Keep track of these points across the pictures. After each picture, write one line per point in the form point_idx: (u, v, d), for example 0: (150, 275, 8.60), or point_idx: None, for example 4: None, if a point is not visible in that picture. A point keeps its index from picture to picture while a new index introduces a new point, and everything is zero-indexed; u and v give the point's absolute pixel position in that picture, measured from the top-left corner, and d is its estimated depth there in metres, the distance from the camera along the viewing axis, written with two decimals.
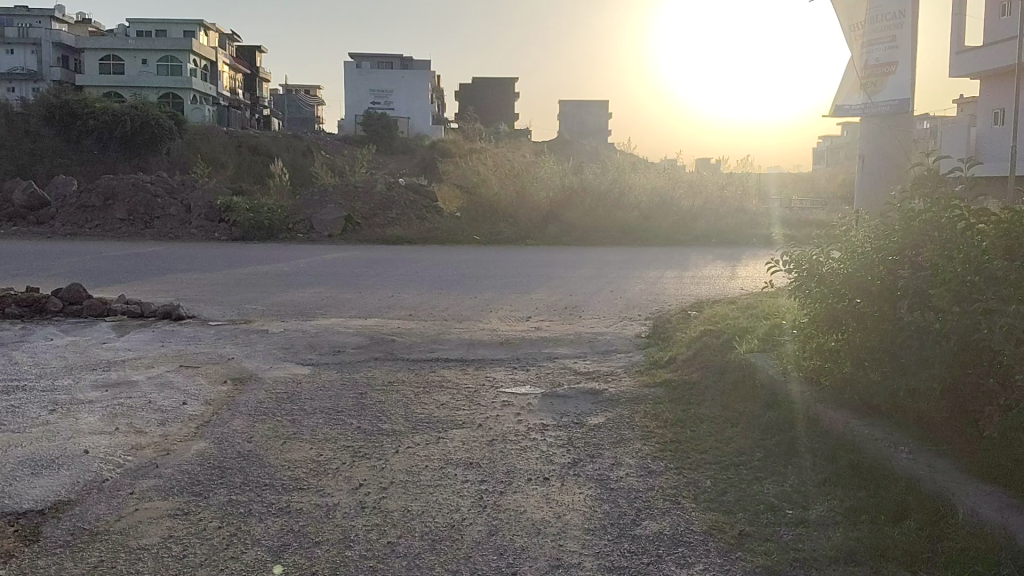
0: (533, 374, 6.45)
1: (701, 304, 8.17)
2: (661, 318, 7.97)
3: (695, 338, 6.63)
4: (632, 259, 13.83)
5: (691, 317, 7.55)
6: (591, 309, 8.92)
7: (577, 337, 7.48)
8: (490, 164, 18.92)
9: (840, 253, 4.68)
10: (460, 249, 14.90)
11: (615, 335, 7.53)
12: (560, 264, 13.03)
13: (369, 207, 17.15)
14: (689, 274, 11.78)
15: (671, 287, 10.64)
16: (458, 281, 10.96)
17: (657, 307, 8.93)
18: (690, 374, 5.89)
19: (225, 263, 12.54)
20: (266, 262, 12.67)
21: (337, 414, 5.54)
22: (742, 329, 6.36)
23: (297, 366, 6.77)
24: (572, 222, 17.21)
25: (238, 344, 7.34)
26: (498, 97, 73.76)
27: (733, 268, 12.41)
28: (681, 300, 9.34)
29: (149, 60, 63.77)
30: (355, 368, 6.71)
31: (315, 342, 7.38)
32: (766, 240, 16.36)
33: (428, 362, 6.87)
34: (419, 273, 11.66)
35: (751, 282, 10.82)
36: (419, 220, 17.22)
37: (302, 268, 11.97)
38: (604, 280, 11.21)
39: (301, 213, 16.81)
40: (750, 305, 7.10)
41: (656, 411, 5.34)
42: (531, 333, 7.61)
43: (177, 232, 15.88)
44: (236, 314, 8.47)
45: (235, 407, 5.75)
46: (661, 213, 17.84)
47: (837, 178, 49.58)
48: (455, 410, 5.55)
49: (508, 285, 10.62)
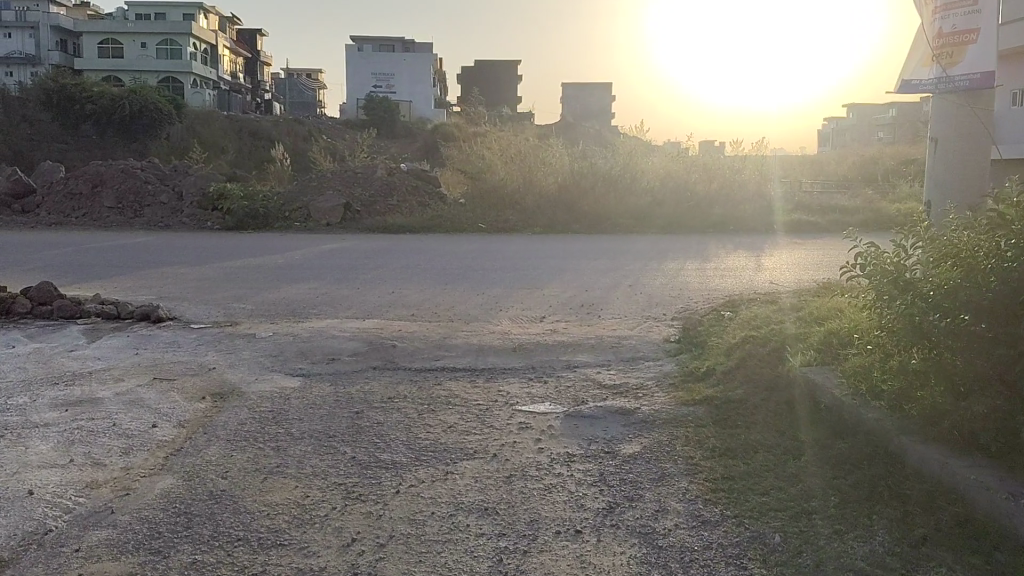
0: (552, 387, 5.69)
1: (736, 304, 7.37)
2: (691, 319, 7.19)
3: (734, 346, 5.84)
4: (647, 248, 13.07)
5: (726, 319, 6.76)
6: (611, 307, 8.14)
7: (599, 341, 6.70)
8: (496, 149, 18.11)
9: (931, 258, 3.91)
10: (466, 238, 14.14)
11: (640, 339, 6.74)
12: (572, 254, 12.28)
13: (369, 194, 16.36)
14: (712, 265, 10.97)
15: (694, 280, 9.85)
16: (465, 275, 10.17)
17: (682, 305, 8.13)
18: (734, 391, 5.12)
19: (216, 255, 11.76)
20: (260, 254, 11.91)
21: (328, 440, 4.79)
22: (791, 337, 5.58)
23: (286, 378, 6.01)
24: (582, 207, 16.42)
25: (220, 351, 6.58)
26: (501, 80, 72.65)
27: (758, 259, 11.59)
28: (708, 296, 8.55)
29: (148, 44, 62.80)
30: (351, 380, 5.94)
31: (307, 347, 6.62)
32: (786, 226, 15.53)
33: (432, 372, 6.10)
34: (422, 266, 10.87)
35: (782, 275, 9.99)
36: (422, 207, 16.42)
37: (298, 261, 11.20)
38: (620, 272, 10.43)
39: (298, 199, 16.02)
40: (795, 308, 6.32)
41: (701, 437, 4.57)
42: (547, 337, 6.84)
43: (167, 222, 15.10)
44: (221, 315, 7.70)
45: (212, 431, 4.99)
46: (676, 198, 17.02)
47: (848, 161, 48.66)
48: (464, 434, 4.78)
49: (518, 279, 9.82)
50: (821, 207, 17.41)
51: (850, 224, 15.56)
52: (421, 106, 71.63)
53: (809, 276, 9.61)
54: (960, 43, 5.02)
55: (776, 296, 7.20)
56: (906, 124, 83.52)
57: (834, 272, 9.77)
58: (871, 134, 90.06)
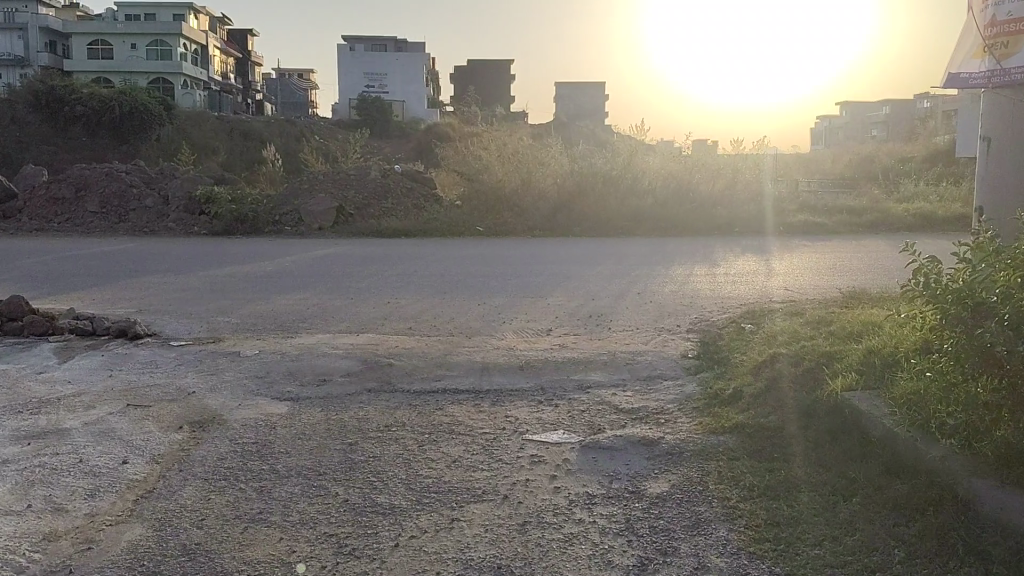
0: (564, 412, 5.20)
1: (756, 316, 6.89)
2: (709, 332, 6.70)
3: (762, 364, 5.37)
4: (651, 252, 12.61)
5: (749, 333, 6.27)
6: (621, 318, 7.64)
7: (612, 357, 6.21)
8: (493, 149, 17.59)
9: (1010, 279, 3.43)
10: (463, 243, 13.65)
11: (656, 355, 6.24)
12: (575, 259, 11.81)
13: (362, 196, 15.84)
14: (723, 271, 10.48)
15: (705, 286, 9.37)
16: (464, 282, 9.68)
17: (697, 316, 7.64)
18: (768, 419, 4.64)
19: (202, 262, 11.24)
20: (249, 261, 11.40)
21: (319, 478, 4.29)
22: (827, 356, 5.11)
23: (273, 403, 5.51)
24: (582, 208, 15.94)
25: (202, 372, 6.08)
26: (494, 79, 72.08)
27: (769, 263, 11.11)
28: (722, 306, 8.06)
29: (138, 44, 62.21)
30: (344, 405, 5.43)
31: (296, 367, 6.11)
32: (793, 228, 15.05)
33: (432, 394, 5.59)
34: (419, 273, 10.37)
35: (798, 281, 9.49)
36: (417, 210, 15.92)
37: (288, 268, 10.70)
38: (626, 279, 9.94)
39: (289, 201, 15.49)
40: (825, 322, 5.84)
41: (736, 475, 4.08)
42: (555, 352, 6.35)
43: (152, 227, 14.56)
44: (205, 330, 7.19)
45: (189, 469, 4.49)
46: (679, 199, 16.53)
47: (845, 159, 48.24)
48: (471, 471, 4.28)
49: (519, 288, 9.33)
50: (828, 206, 16.91)
51: (859, 224, 15.08)
52: (414, 106, 71.07)
53: (827, 283, 9.12)
54: (1015, 31, 4.53)
55: (801, 308, 6.71)
56: (900, 121, 83.21)
57: (853, 279, 9.27)
58: (865, 131, 89.74)
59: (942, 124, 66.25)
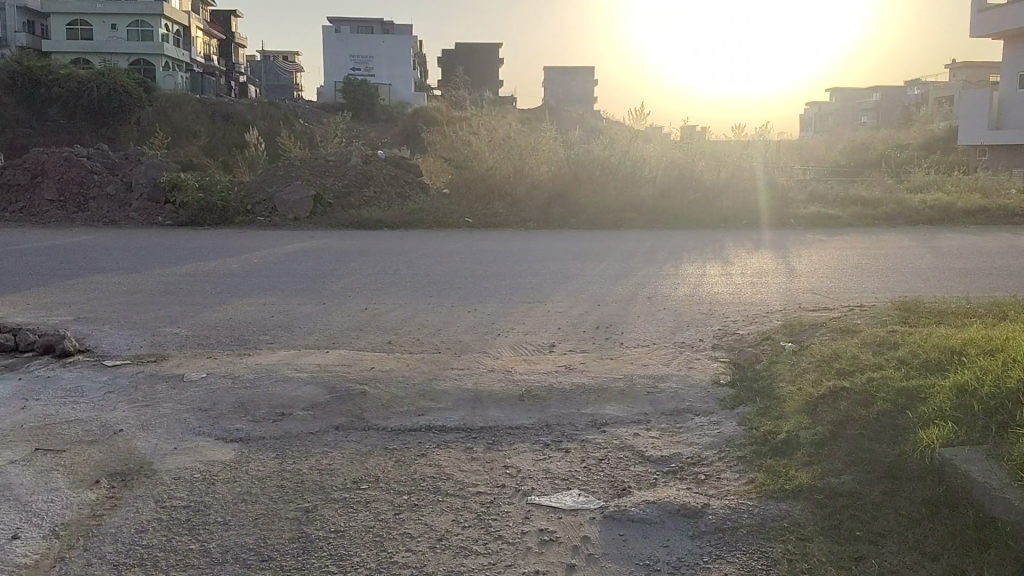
0: (577, 461, 4.19)
1: (793, 331, 5.87)
2: (740, 354, 5.68)
3: (820, 404, 4.37)
4: (655, 246, 11.60)
5: (793, 355, 5.27)
6: (632, 330, 6.63)
7: (630, 383, 5.18)
8: (483, 133, 16.50)
9: None
10: (451, 236, 12.58)
11: (681, 381, 5.22)
12: (572, 254, 10.80)
13: (342, 183, 14.75)
14: (739, 270, 9.48)
15: (722, 289, 8.38)
16: (452, 283, 8.65)
17: (719, 328, 6.62)
18: (841, 481, 3.64)
19: (163, 258, 10.16)
20: (214, 256, 10.32)
21: (265, 564, 3.27)
22: (904, 395, 4.11)
23: (216, 446, 4.48)
24: (579, 199, 14.92)
25: (136, 402, 5.04)
26: (482, 63, 70.69)
27: (786, 261, 10.13)
28: (748, 316, 7.05)
29: (119, 25, 60.54)
30: (304, 449, 4.41)
31: (250, 396, 5.08)
32: (805, 219, 14.05)
33: (413, 434, 4.57)
34: (402, 272, 9.33)
35: (824, 285, 8.49)
36: (401, 199, 14.85)
37: (256, 265, 9.64)
38: (632, 279, 8.94)
39: (263, 189, 14.38)
40: (889, 347, 4.85)
41: (812, 568, 3.09)
42: (561, 377, 5.34)
43: (113, 217, 13.43)
44: (147, 347, 6.12)
45: (95, 548, 3.45)
46: (681, 188, 15.52)
47: (839, 146, 47.29)
48: (464, 556, 3.27)
49: (515, 290, 8.32)
50: (839, 196, 15.90)
51: (873, 217, 14.11)
52: (402, 91, 69.70)
53: (859, 289, 8.12)
54: None
55: (847, 322, 5.72)
56: (892, 108, 82.37)
57: (887, 285, 8.28)
58: (855, 119, 88.94)
59: (935, 111, 65.45)
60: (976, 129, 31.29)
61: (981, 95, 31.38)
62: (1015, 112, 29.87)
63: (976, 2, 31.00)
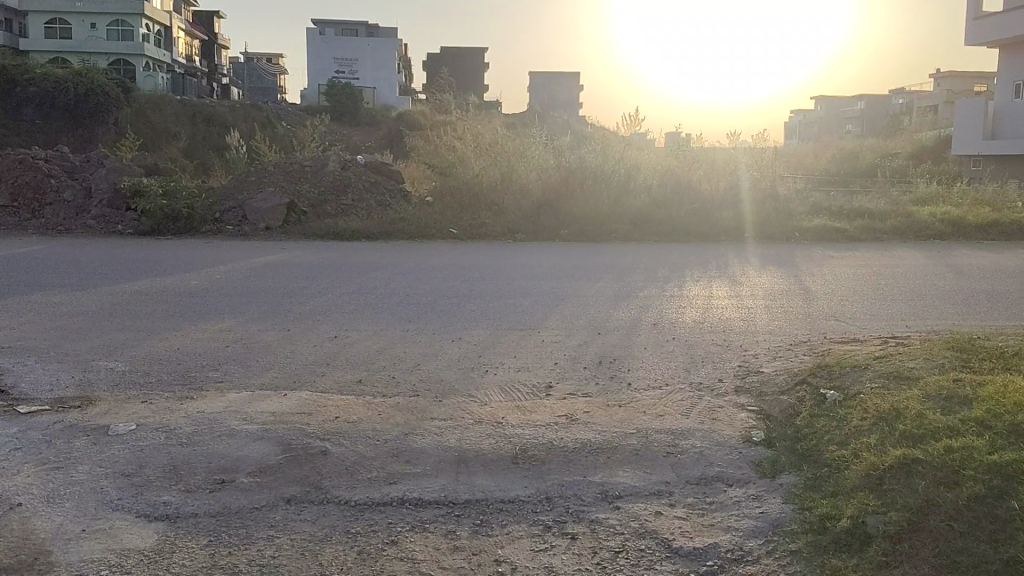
0: (588, 554, 3.32)
1: (833, 374, 5.03)
2: (771, 402, 4.83)
3: (888, 480, 3.53)
4: (653, 262, 10.77)
5: (842, 408, 4.42)
6: (641, 368, 5.76)
7: (645, 441, 4.31)
8: (468, 138, 15.62)
9: None
10: (434, 248, 11.69)
11: (706, 439, 4.36)
12: (566, 271, 9.94)
13: (318, 191, 13.84)
14: (749, 292, 8.66)
15: (734, 315, 7.54)
16: (433, 305, 7.76)
17: (740, 365, 5.78)
18: None
19: (115, 272, 9.21)
20: (173, 271, 9.37)
21: None
22: (999, 475, 3.28)
23: (136, 530, 3.58)
24: (570, 210, 14.08)
25: (45, 465, 4.12)
26: (467, 67, 69.86)
27: (799, 282, 9.32)
28: (769, 350, 6.21)
29: (98, 24, 59.25)
30: (246, 534, 3.51)
31: (187, 456, 4.17)
32: (810, 232, 13.26)
33: (382, 511, 3.69)
34: (378, 290, 8.43)
35: (846, 312, 7.69)
36: (380, 208, 13.95)
37: (218, 282, 8.71)
38: (634, 302, 8.08)
39: (232, 196, 13.43)
40: (961, 405, 4.02)
41: None
42: (563, 431, 4.46)
43: (69, 225, 12.45)
44: (72, 388, 5.18)
45: None
46: (677, 199, 14.72)
47: (829, 155, 46.75)
48: None
49: (503, 314, 7.44)
50: (843, 207, 15.14)
51: (882, 231, 13.34)
52: (386, 94, 68.74)
53: (888, 320, 7.31)
54: None
55: (896, 365, 4.90)
56: (878, 117, 82.18)
57: (916, 316, 7.48)
58: (841, 127, 88.74)
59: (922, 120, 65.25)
60: (971, 139, 30.70)
61: (975, 105, 30.85)
62: (1012, 122, 29.32)
63: (971, 10, 30.52)
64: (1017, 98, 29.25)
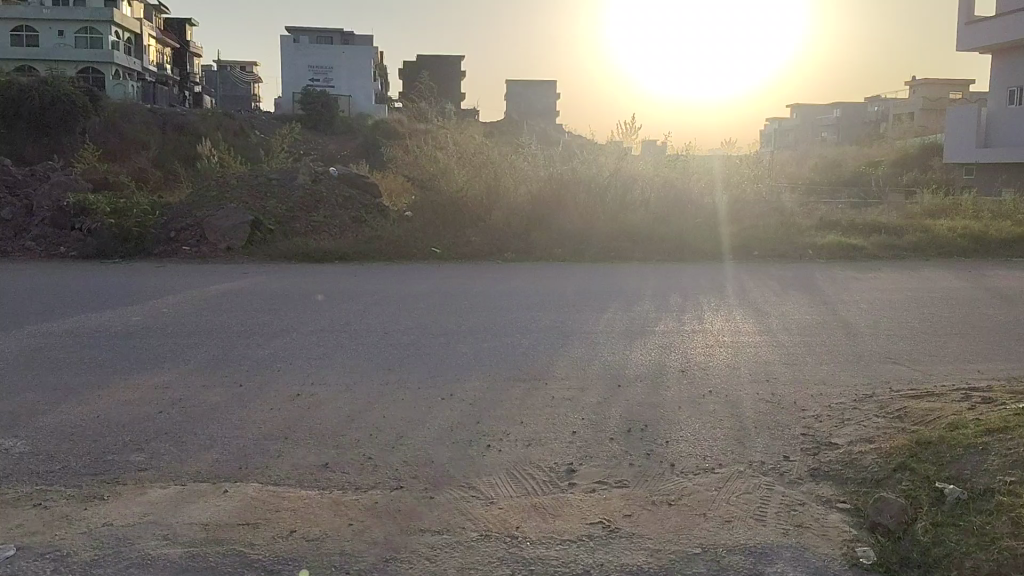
0: None
1: (941, 456, 3.88)
2: (868, 498, 3.67)
3: None
4: (662, 286, 9.63)
5: (976, 518, 3.29)
6: (682, 439, 4.57)
7: (715, 569, 3.13)
8: (451, 147, 14.42)
9: None
10: (414, 271, 10.49)
11: (800, 563, 3.19)
12: (566, 299, 8.74)
13: (286, 208, 12.60)
14: (781, 326, 7.49)
15: (773, 358, 6.39)
16: (416, 348, 6.52)
17: (804, 435, 4.63)
18: None
19: (45, 306, 7.93)
20: (114, 304, 8.10)
21: None
22: None
23: None
24: (562, 226, 12.92)
25: None
26: (445, 75, 68.73)
27: (831, 311, 8.20)
28: (832, 411, 5.04)
29: (66, 32, 57.54)
30: None
31: None
32: (825, 249, 12.18)
33: None
34: (351, 328, 7.18)
35: (903, 353, 6.53)
36: (354, 224, 12.73)
37: (163, 318, 7.46)
38: (652, 341, 6.90)
39: (190, 213, 12.16)
40: None
41: None
42: (603, 553, 3.25)
43: (5, 248, 11.14)
44: None
45: None
46: (675, 214, 13.62)
47: (812, 164, 45.96)
48: None
49: (501, 359, 6.24)
50: (853, 222, 14.09)
51: (901, 248, 12.29)
52: (363, 103, 67.43)
53: (953, 366, 6.17)
54: None
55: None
56: (857, 125, 81.95)
57: (985, 360, 6.35)
58: (819, 136, 88.37)
59: (903, 127, 64.90)
60: (964, 147, 29.97)
61: (968, 110, 30.14)
62: (1007, 129, 28.60)
63: (963, 15, 29.80)
64: (1011, 105, 28.55)
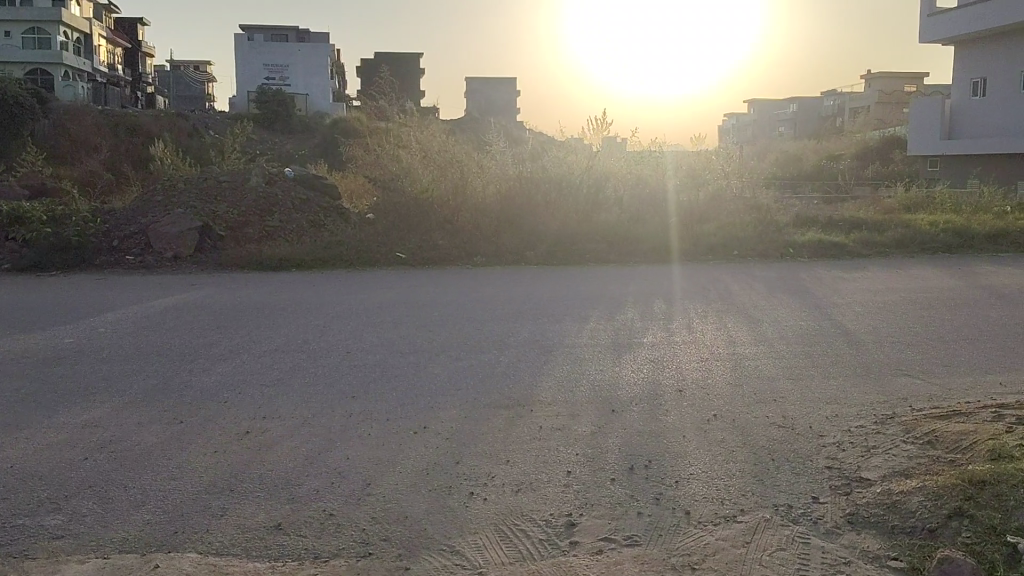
0: None
1: (1000, 497, 3.33)
2: (927, 555, 3.10)
3: None
4: (643, 291, 9.06)
5: None
6: (693, 478, 3.97)
7: None
8: (414, 146, 13.74)
9: None
10: (376, 279, 9.81)
11: None
12: (542, 307, 8.13)
13: (239, 213, 11.84)
14: (777, 335, 6.94)
15: (776, 373, 5.82)
16: (382, 371, 5.84)
17: (829, 469, 4.06)
18: None
19: None
20: (46, 324, 7.31)
21: None
22: None
23: None
24: (532, 227, 12.32)
25: None
26: (403, 73, 67.82)
27: (826, 316, 7.67)
28: (854, 438, 4.48)
29: (12, 32, 55.78)
30: None
31: None
32: (807, 247, 11.71)
33: None
34: (309, 348, 6.49)
35: (914, 363, 6.02)
36: (312, 228, 12.01)
37: (100, 341, 6.70)
38: (642, 356, 6.30)
39: (136, 220, 11.35)
40: None
41: None
42: None
43: None
44: None
45: None
46: (649, 214, 13.08)
47: (775, 158, 45.95)
48: None
49: (477, 381, 5.59)
50: (830, 218, 13.67)
51: (882, 245, 11.88)
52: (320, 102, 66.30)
53: (972, 378, 5.64)
54: None
55: None
56: (815, 119, 82.51)
57: (1003, 370, 5.84)
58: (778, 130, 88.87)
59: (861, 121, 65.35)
60: (928, 139, 29.94)
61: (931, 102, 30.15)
62: (971, 120, 28.62)
63: (925, 7, 29.70)
64: (974, 96, 28.50)
